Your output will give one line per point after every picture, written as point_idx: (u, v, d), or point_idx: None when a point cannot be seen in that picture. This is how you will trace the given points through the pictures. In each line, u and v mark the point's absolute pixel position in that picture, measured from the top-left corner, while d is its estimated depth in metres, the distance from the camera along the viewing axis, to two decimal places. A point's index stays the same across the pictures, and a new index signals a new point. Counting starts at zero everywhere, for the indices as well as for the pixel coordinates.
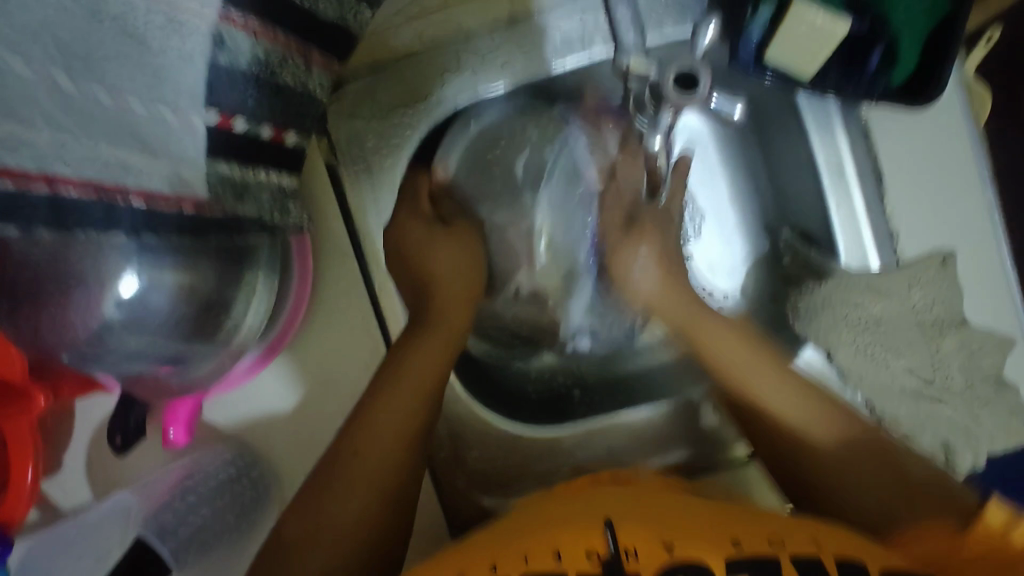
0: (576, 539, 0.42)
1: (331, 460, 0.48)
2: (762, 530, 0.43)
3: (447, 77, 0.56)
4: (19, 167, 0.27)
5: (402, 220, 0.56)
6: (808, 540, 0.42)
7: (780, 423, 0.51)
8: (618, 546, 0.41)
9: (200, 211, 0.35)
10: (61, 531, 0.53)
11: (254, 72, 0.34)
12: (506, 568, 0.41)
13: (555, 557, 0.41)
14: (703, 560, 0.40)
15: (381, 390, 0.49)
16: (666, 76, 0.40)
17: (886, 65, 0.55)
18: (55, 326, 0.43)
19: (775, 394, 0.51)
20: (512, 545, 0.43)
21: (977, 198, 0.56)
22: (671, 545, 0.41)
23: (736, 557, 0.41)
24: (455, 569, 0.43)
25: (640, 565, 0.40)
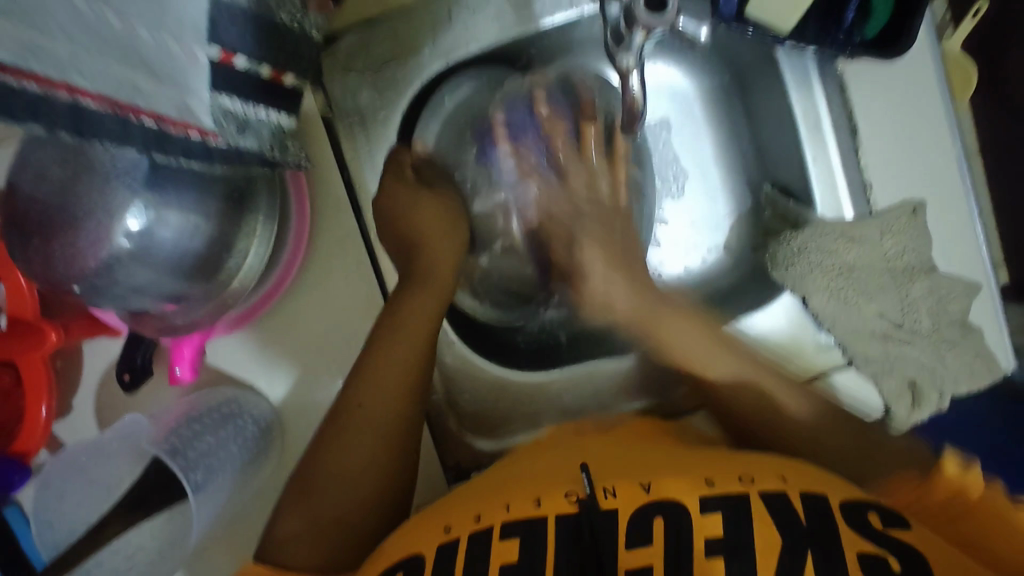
0: (557, 487, 0.46)
1: (331, 428, 0.50)
2: (734, 469, 0.45)
3: (437, 32, 0.58)
4: (43, 74, 0.28)
5: (389, 189, 0.55)
6: (776, 477, 0.44)
7: (719, 382, 0.56)
8: (596, 488, 0.45)
9: (206, 139, 0.36)
10: (71, 454, 0.55)
11: (251, 7, 0.37)
12: (489, 518, 0.44)
13: (536, 503, 0.44)
14: (675, 500, 0.43)
15: (374, 359, 0.51)
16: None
17: (861, 19, 0.56)
18: (65, 258, 0.44)
19: (723, 371, 0.55)
20: (495, 496, 0.47)
21: (948, 148, 0.58)
22: (649, 484, 0.44)
23: (710, 493, 0.43)
24: (442, 522, 0.45)
25: (618, 503, 0.43)
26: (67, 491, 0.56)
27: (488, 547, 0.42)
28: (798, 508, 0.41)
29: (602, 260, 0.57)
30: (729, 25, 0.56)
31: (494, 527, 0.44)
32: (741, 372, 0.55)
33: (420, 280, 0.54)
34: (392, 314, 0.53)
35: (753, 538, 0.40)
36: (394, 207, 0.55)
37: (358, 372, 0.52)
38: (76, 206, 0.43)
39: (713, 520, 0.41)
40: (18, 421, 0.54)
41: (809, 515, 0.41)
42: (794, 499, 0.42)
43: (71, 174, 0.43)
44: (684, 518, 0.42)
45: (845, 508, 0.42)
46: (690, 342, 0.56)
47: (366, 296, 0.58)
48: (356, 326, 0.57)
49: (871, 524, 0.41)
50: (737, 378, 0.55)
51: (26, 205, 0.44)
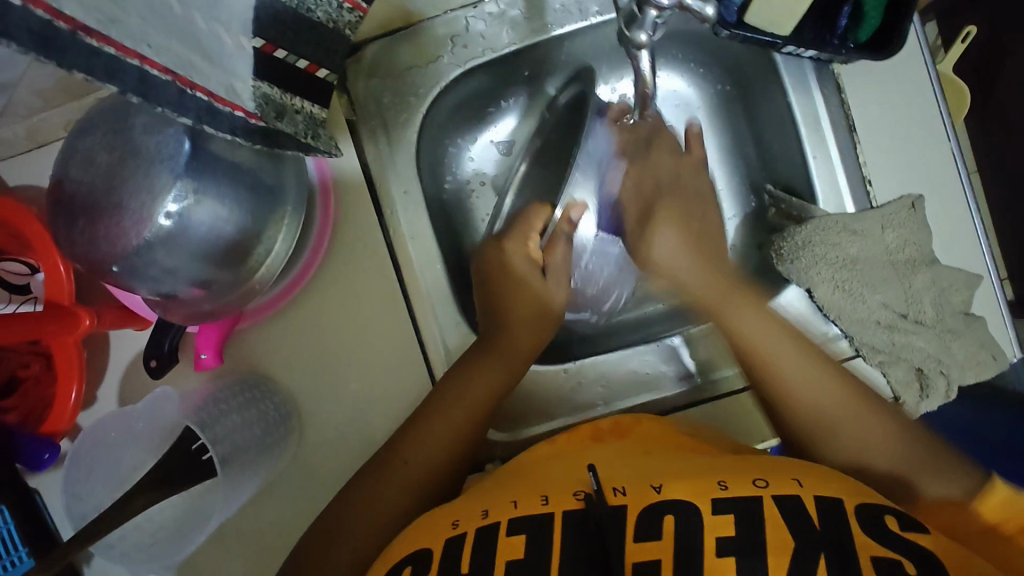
0: (565, 488, 0.47)
1: (381, 460, 0.52)
2: (749, 473, 0.45)
3: (456, 40, 0.62)
4: (121, 43, 0.29)
5: (492, 255, 0.61)
6: (790, 480, 0.44)
7: (818, 410, 0.50)
8: (603, 487, 0.46)
9: (250, 119, 0.39)
10: (100, 428, 0.57)
11: (293, 5, 0.40)
12: (497, 515, 0.45)
13: (543, 500, 0.46)
14: (687, 499, 0.43)
15: (444, 400, 0.54)
16: None
17: (853, 25, 0.58)
18: (108, 236, 0.46)
19: (826, 402, 0.50)
20: (504, 495, 0.48)
21: (941, 145, 0.61)
22: (660, 485, 0.45)
23: (722, 495, 0.43)
24: (451, 516, 0.47)
25: (628, 500, 0.44)
26: (94, 467, 0.56)
27: (495, 539, 0.43)
28: (813, 512, 0.42)
29: (676, 235, 0.58)
30: (730, 29, 0.58)
31: (500, 522, 0.45)
32: (832, 398, 0.50)
33: (499, 346, 0.57)
34: (470, 377, 0.55)
35: (764, 542, 0.40)
36: (492, 274, 0.61)
37: (424, 417, 0.54)
38: (120, 188, 0.45)
39: (725, 521, 0.41)
40: (47, 406, 0.56)
41: (823, 515, 0.41)
42: (811, 506, 0.42)
43: (118, 159, 0.46)
44: (693, 512, 0.42)
45: (860, 513, 0.42)
46: (750, 321, 0.54)
47: (386, 287, 0.60)
48: (374, 318, 0.59)
49: (888, 527, 0.41)
50: (816, 416, 0.50)
51: (72, 191, 0.46)
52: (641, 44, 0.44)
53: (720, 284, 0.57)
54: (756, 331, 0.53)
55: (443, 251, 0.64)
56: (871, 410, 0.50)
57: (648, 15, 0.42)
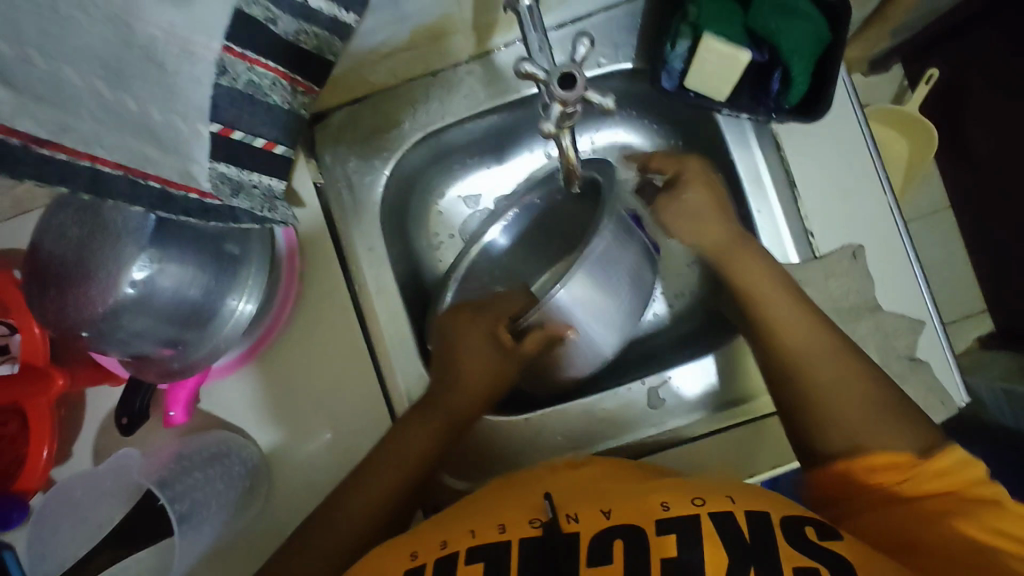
0: (522, 515, 0.47)
1: (323, 512, 0.54)
2: (686, 493, 0.46)
3: (417, 108, 0.66)
4: (72, 147, 0.34)
5: (447, 316, 0.60)
6: (724, 497, 0.46)
7: (801, 356, 0.54)
8: (558, 514, 0.46)
9: (205, 199, 0.43)
10: (69, 485, 0.58)
11: (248, 92, 0.44)
12: (455, 544, 0.46)
13: (500, 528, 0.46)
14: (632, 522, 0.44)
15: (379, 456, 0.56)
16: (552, 77, 0.42)
17: (784, 88, 0.62)
18: (78, 305, 0.49)
19: (823, 353, 0.54)
20: (462, 524, 0.48)
21: (878, 197, 0.64)
22: (608, 510, 0.45)
23: (666, 516, 0.44)
24: (408, 549, 0.47)
25: (579, 527, 0.45)
26: (60, 525, 0.58)
27: (453, 568, 0.44)
28: (744, 527, 0.43)
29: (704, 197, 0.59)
30: (671, 95, 0.63)
31: (459, 554, 0.45)
32: (855, 389, 0.52)
33: (438, 403, 0.57)
34: (407, 434, 0.56)
35: (702, 559, 0.41)
36: (449, 337, 0.59)
37: (362, 472, 0.55)
38: (90, 260, 0.49)
39: (668, 540, 0.42)
40: (19, 465, 0.58)
41: (755, 535, 0.42)
42: (743, 528, 0.42)
43: (88, 234, 0.49)
44: (638, 534, 0.43)
45: (786, 527, 0.43)
46: (769, 298, 0.56)
47: (351, 341, 0.62)
48: (339, 372, 0.62)
49: (808, 537, 0.43)
50: (813, 359, 0.54)
51: (46, 263, 0.50)
52: (549, 132, 0.45)
53: (812, 320, 0.55)
54: (798, 313, 0.55)
55: (409, 305, 0.67)
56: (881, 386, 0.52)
57: (555, 109, 0.43)
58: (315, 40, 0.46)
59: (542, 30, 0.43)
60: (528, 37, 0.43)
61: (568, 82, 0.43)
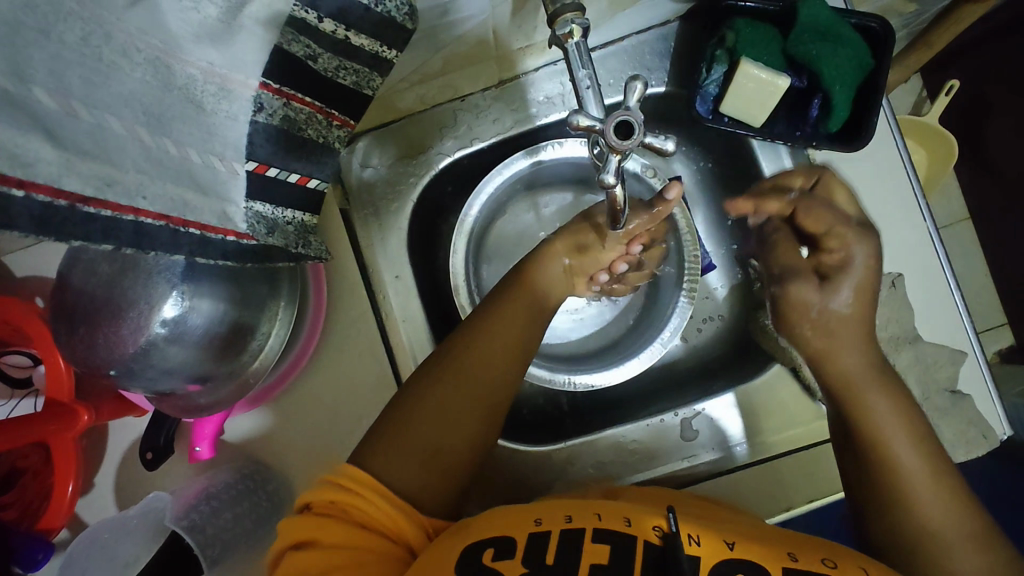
0: (643, 515, 0.43)
1: (395, 414, 0.49)
2: (816, 551, 0.43)
3: (446, 131, 0.64)
4: (117, 202, 0.31)
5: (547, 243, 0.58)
6: (859, 566, 0.41)
7: (905, 478, 0.45)
8: (681, 530, 0.42)
9: (242, 241, 0.42)
10: (96, 529, 0.56)
11: (284, 126, 0.42)
12: (581, 520, 0.43)
13: (627, 521, 0.42)
14: (756, 561, 0.41)
15: (467, 344, 0.52)
16: (608, 124, 0.35)
17: (824, 113, 0.60)
18: (107, 344, 0.48)
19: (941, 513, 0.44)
20: (585, 505, 0.45)
21: (918, 224, 0.63)
22: (732, 542, 0.42)
23: (794, 566, 0.40)
24: (532, 513, 0.44)
25: (701, 551, 0.41)
26: (87, 568, 0.56)
27: (578, 550, 0.40)
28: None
29: None
30: (707, 122, 0.62)
31: (584, 532, 0.42)
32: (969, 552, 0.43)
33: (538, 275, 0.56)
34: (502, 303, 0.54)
35: None
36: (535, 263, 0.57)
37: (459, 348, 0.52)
38: (122, 298, 0.47)
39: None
40: (43, 501, 0.57)
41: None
42: None
43: (118, 271, 0.48)
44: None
45: None
46: (857, 359, 0.46)
47: (378, 372, 0.61)
48: (368, 403, 0.60)
49: None
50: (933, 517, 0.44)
51: (75, 297, 0.49)
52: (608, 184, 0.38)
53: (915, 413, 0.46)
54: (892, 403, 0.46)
55: (438, 332, 0.66)
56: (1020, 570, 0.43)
57: (613, 160, 0.36)
58: (354, 76, 0.45)
59: (592, 66, 0.42)
60: (578, 75, 0.42)
61: (623, 129, 0.35)
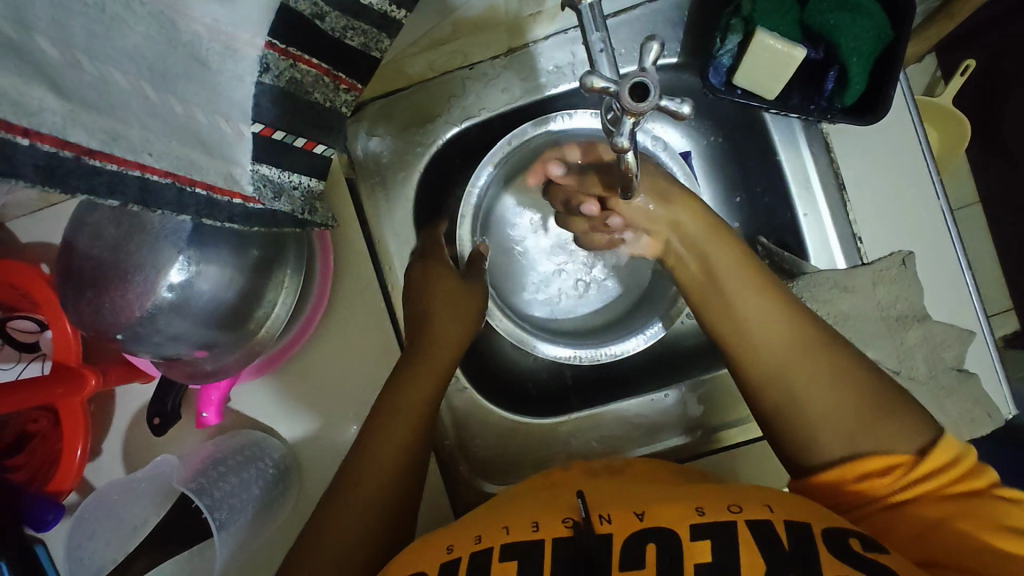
0: (553, 513, 0.44)
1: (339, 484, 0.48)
2: (723, 499, 0.42)
3: (453, 101, 0.63)
4: (123, 157, 0.31)
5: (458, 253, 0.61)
6: (761, 506, 0.41)
7: (746, 328, 0.48)
8: (591, 514, 0.42)
9: (248, 204, 0.41)
10: (106, 490, 0.57)
11: (290, 89, 0.42)
12: (490, 539, 0.42)
13: (534, 526, 0.42)
14: (665, 525, 0.40)
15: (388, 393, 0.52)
16: (622, 87, 0.34)
17: (839, 87, 0.59)
18: (113, 309, 0.48)
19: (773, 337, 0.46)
20: (497, 520, 0.45)
21: (931, 203, 0.62)
22: (642, 512, 0.42)
23: (699, 520, 0.40)
24: (445, 542, 0.44)
25: (612, 528, 0.41)
26: (97, 530, 0.57)
27: (488, 564, 0.40)
28: (782, 536, 0.38)
29: None
30: (720, 93, 0.60)
31: (494, 548, 0.41)
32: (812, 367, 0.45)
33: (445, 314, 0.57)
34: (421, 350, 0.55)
35: (738, 563, 0.37)
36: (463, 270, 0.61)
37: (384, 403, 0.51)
38: (128, 261, 0.47)
39: (702, 546, 0.38)
40: (52, 464, 0.57)
41: (795, 546, 0.38)
42: (780, 531, 0.39)
43: (124, 233, 0.47)
44: (673, 541, 0.39)
45: (826, 534, 0.39)
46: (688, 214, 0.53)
47: (383, 342, 0.61)
48: (371, 372, 0.60)
49: (854, 548, 0.38)
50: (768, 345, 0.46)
51: (80, 261, 0.48)
52: (623, 148, 0.37)
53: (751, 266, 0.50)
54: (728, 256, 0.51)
55: None
56: (867, 382, 0.45)
57: (628, 123, 0.36)
58: (361, 37, 0.44)
59: (605, 30, 0.41)
60: (591, 38, 0.41)
61: (638, 92, 0.34)
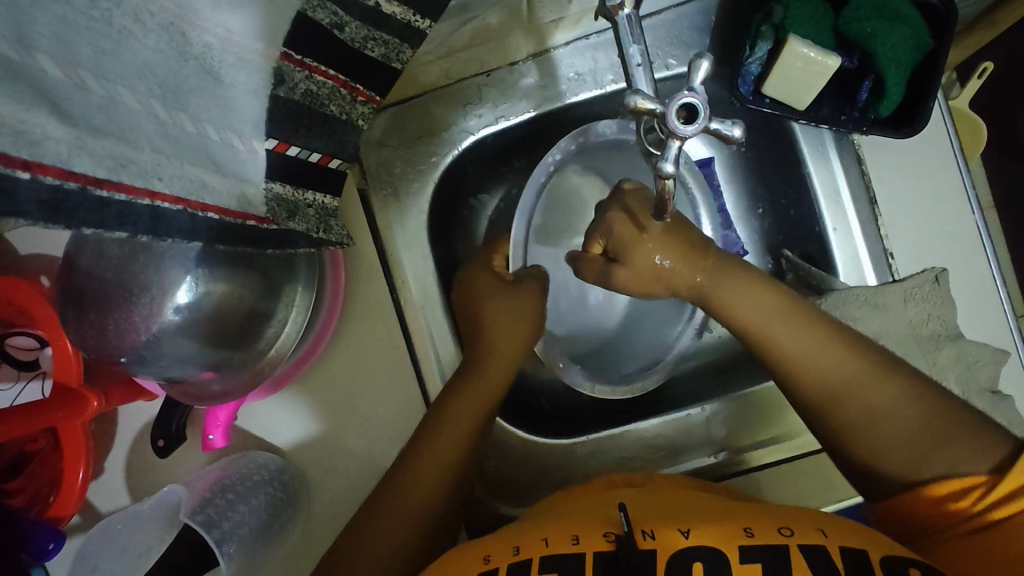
0: (593, 526, 0.42)
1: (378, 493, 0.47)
2: (771, 520, 0.40)
3: (469, 109, 0.61)
4: (132, 184, 0.28)
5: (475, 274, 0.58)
6: (814, 529, 0.40)
7: (805, 374, 0.45)
8: (633, 528, 0.40)
9: (262, 225, 0.39)
10: (108, 522, 0.55)
11: (305, 102, 0.39)
12: (528, 552, 0.40)
13: (574, 539, 0.40)
14: (715, 546, 0.38)
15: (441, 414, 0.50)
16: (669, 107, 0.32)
17: (874, 98, 0.56)
18: (118, 331, 0.46)
19: (837, 363, 0.44)
20: (533, 532, 0.43)
21: (965, 218, 0.60)
22: (687, 530, 0.39)
23: (749, 542, 0.38)
24: (479, 550, 0.42)
25: (656, 544, 0.39)
26: (101, 563, 0.54)
27: None
28: (836, 559, 0.37)
29: None
30: (748, 103, 0.58)
31: (532, 561, 0.39)
32: (883, 394, 0.43)
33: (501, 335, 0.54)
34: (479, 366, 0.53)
35: None
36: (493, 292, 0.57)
37: (435, 420, 0.50)
38: (132, 282, 0.45)
39: (753, 568, 0.36)
40: (52, 488, 0.55)
41: (852, 573, 0.36)
42: (837, 559, 0.37)
43: (127, 253, 0.45)
44: (723, 563, 0.37)
45: (886, 561, 0.37)
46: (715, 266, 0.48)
47: (396, 360, 0.58)
48: (382, 392, 0.58)
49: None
50: (836, 377, 0.44)
51: (82, 280, 0.46)
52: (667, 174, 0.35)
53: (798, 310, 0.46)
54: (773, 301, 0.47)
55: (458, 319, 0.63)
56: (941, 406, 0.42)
57: (674, 146, 0.33)
58: (382, 48, 0.42)
59: (642, 41, 0.39)
60: (628, 52, 0.39)
61: (685, 114, 0.32)
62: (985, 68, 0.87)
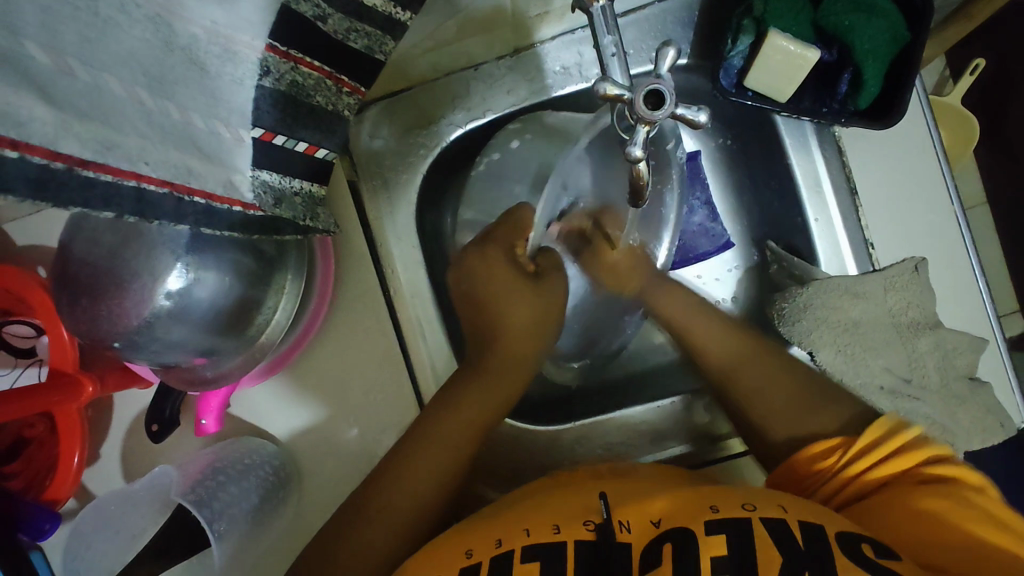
0: (574, 513, 0.43)
1: (372, 484, 0.49)
2: (737, 497, 0.42)
3: (457, 102, 0.62)
4: (117, 167, 0.30)
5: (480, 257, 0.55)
6: (775, 504, 0.41)
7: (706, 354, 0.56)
8: (613, 518, 0.42)
9: (248, 212, 0.40)
10: (102, 501, 0.56)
11: (291, 92, 0.40)
12: (510, 543, 0.42)
13: (555, 528, 0.42)
14: (683, 526, 0.39)
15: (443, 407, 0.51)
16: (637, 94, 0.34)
17: (853, 89, 0.58)
18: (111, 317, 0.47)
19: (723, 348, 0.55)
20: (515, 521, 0.44)
21: (944, 209, 0.61)
22: (658, 521, 0.41)
23: (714, 518, 0.39)
24: (464, 546, 0.43)
25: (632, 537, 0.41)
26: (93, 539, 0.56)
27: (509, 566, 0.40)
28: (795, 531, 0.38)
29: None
30: (730, 95, 0.59)
31: (514, 552, 0.41)
32: (762, 371, 0.53)
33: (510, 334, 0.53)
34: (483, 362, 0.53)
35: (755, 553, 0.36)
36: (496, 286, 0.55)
37: (435, 415, 0.51)
38: (123, 268, 0.46)
39: (718, 540, 0.38)
40: (49, 471, 0.56)
41: (807, 542, 0.37)
42: (794, 529, 0.38)
43: (120, 240, 0.46)
44: (689, 539, 0.38)
45: (842, 533, 0.38)
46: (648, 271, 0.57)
47: (385, 348, 0.59)
48: (371, 379, 0.59)
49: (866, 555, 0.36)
50: (724, 357, 0.55)
51: (76, 267, 0.47)
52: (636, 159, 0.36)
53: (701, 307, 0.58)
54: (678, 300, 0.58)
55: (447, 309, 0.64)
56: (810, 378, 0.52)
57: (641, 131, 0.35)
58: (365, 39, 0.43)
59: (616, 33, 0.40)
60: (602, 42, 0.40)
61: (652, 99, 0.34)
62: (975, 64, 0.89)
